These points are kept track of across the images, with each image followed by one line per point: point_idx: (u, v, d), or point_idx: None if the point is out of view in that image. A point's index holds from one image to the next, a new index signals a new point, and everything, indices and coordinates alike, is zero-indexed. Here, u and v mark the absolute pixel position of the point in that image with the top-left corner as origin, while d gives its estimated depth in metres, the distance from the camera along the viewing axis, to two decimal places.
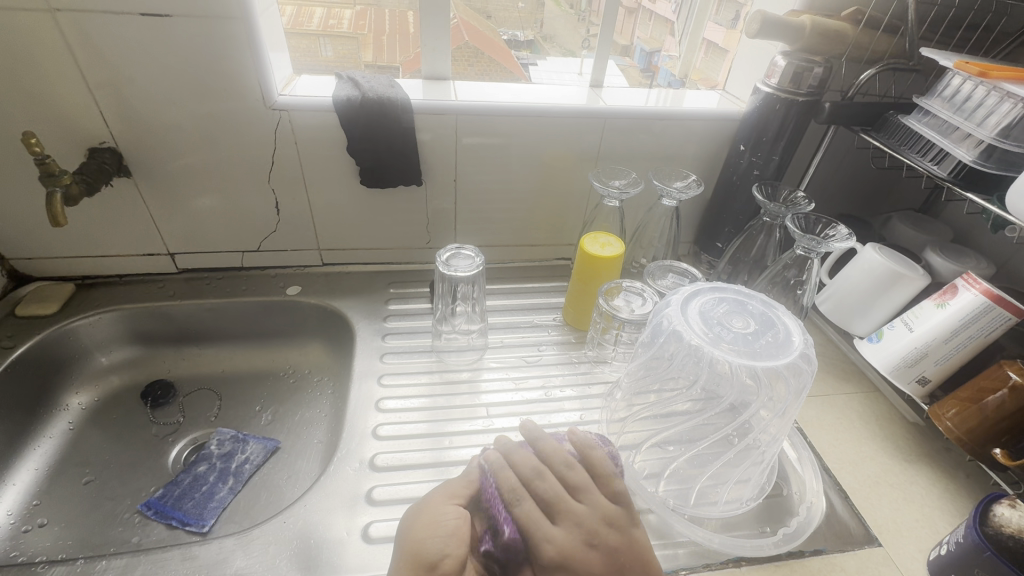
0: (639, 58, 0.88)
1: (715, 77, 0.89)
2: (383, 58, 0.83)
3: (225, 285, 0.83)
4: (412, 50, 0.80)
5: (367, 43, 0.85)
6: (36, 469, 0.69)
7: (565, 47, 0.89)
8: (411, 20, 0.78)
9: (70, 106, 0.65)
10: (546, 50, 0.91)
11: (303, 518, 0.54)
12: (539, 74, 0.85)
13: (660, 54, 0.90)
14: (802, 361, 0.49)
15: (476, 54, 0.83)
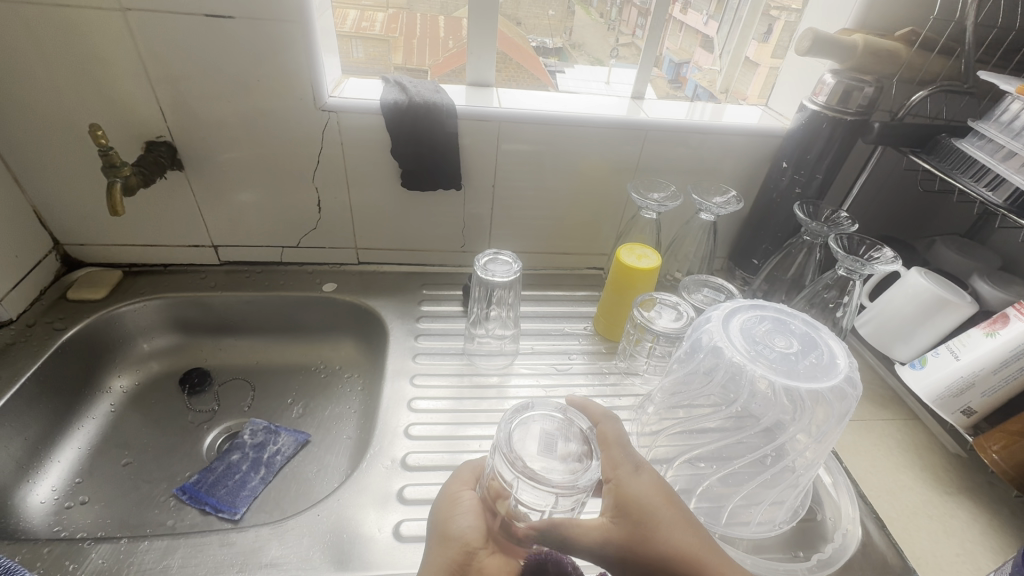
0: (668, 69, 0.87)
1: (746, 90, 0.89)
2: (412, 61, 0.83)
3: (264, 278, 0.85)
4: (443, 54, 0.82)
5: (398, 46, 0.83)
6: (79, 448, 0.71)
7: (593, 55, 0.89)
8: (444, 25, 0.82)
9: (131, 101, 0.68)
10: (574, 59, 0.89)
11: (336, 512, 0.55)
12: (567, 82, 0.86)
13: (689, 66, 0.89)
14: (847, 386, 0.48)
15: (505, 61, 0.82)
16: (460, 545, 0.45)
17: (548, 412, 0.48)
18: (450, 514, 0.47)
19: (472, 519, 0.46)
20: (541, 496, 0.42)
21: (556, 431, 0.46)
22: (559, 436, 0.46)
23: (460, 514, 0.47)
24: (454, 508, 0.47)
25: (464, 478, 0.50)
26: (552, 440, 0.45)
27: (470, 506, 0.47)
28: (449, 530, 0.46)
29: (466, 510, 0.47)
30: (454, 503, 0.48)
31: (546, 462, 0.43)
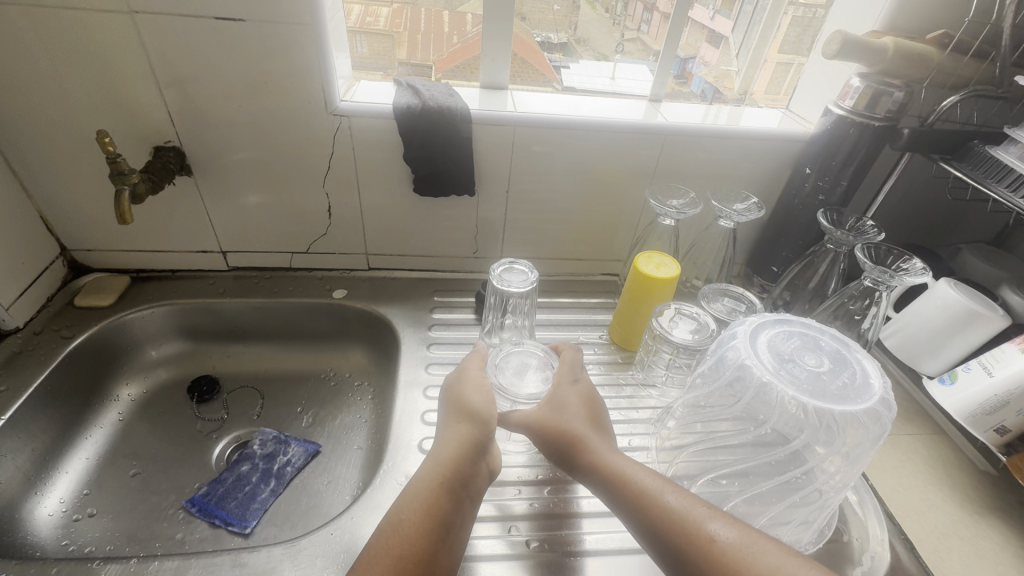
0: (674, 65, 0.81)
1: (753, 86, 0.86)
2: (417, 56, 0.80)
3: (273, 285, 0.84)
4: (447, 50, 0.80)
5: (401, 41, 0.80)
6: (87, 458, 0.70)
7: (598, 51, 0.86)
8: (449, 20, 0.79)
9: (139, 105, 0.66)
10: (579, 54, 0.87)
11: (350, 531, 0.54)
12: (572, 79, 0.84)
13: (694, 61, 0.83)
14: (882, 408, 0.46)
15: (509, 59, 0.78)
16: (477, 414, 0.55)
17: (530, 347, 0.65)
18: (463, 389, 0.58)
19: (487, 399, 0.57)
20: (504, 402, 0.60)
21: (532, 360, 0.64)
22: (532, 365, 0.64)
23: (475, 391, 0.58)
24: (474, 390, 0.57)
25: (475, 361, 0.62)
26: (525, 364, 0.64)
27: (485, 387, 0.58)
28: (467, 407, 0.56)
29: (477, 389, 0.58)
30: (473, 383, 0.58)
31: (515, 381, 0.61)
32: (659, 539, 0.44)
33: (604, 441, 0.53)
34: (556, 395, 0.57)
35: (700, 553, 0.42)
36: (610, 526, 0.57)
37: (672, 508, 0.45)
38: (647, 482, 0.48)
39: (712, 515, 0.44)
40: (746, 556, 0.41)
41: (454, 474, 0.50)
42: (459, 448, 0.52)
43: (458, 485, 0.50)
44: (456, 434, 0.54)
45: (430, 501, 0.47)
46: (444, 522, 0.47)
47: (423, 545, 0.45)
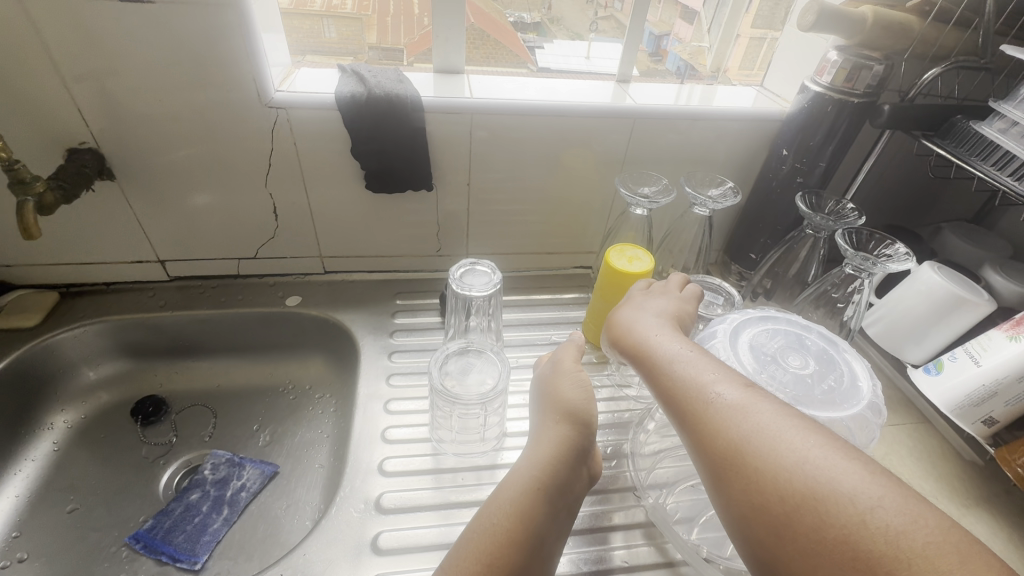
0: (648, 43, 0.77)
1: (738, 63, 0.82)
2: (387, 40, 0.74)
3: (218, 294, 0.78)
4: (417, 32, 0.73)
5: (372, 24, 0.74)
6: (16, 496, 0.64)
7: (572, 30, 0.82)
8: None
9: (44, 103, 0.59)
10: (553, 34, 0.83)
11: (302, 569, 0.49)
12: (547, 58, 0.79)
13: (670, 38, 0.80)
14: (870, 413, 0.43)
15: (483, 36, 0.74)
16: (573, 414, 0.48)
17: (473, 345, 0.60)
18: (558, 378, 0.52)
19: (581, 398, 0.49)
20: (454, 407, 0.54)
21: (475, 357, 0.59)
22: (476, 361, 0.59)
23: (570, 384, 0.51)
24: (571, 387, 0.50)
25: (571, 351, 0.54)
26: (470, 365, 0.58)
27: (579, 383, 0.50)
28: (565, 408, 0.49)
29: (573, 373, 0.52)
30: (569, 379, 0.51)
31: (462, 383, 0.56)
32: (674, 407, 0.42)
33: (660, 326, 0.49)
34: (624, 311, 0.53)
35: (703, 416, 0.39)
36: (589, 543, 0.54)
37: (681, 376, 0.42)
38: (671, 351, 0.45)
39: (719, 380, 0.41)
40: (740, 417, 0.38)
41: (563, 456, 0.46)
42: (563, 429, 0.47)
43: (570, 462, 0.46)
44: (552, 432, 0.48)
45: (523, 509, 0.42)
46: (555, 493, 0.44)
47: (526, 513, 0.42)
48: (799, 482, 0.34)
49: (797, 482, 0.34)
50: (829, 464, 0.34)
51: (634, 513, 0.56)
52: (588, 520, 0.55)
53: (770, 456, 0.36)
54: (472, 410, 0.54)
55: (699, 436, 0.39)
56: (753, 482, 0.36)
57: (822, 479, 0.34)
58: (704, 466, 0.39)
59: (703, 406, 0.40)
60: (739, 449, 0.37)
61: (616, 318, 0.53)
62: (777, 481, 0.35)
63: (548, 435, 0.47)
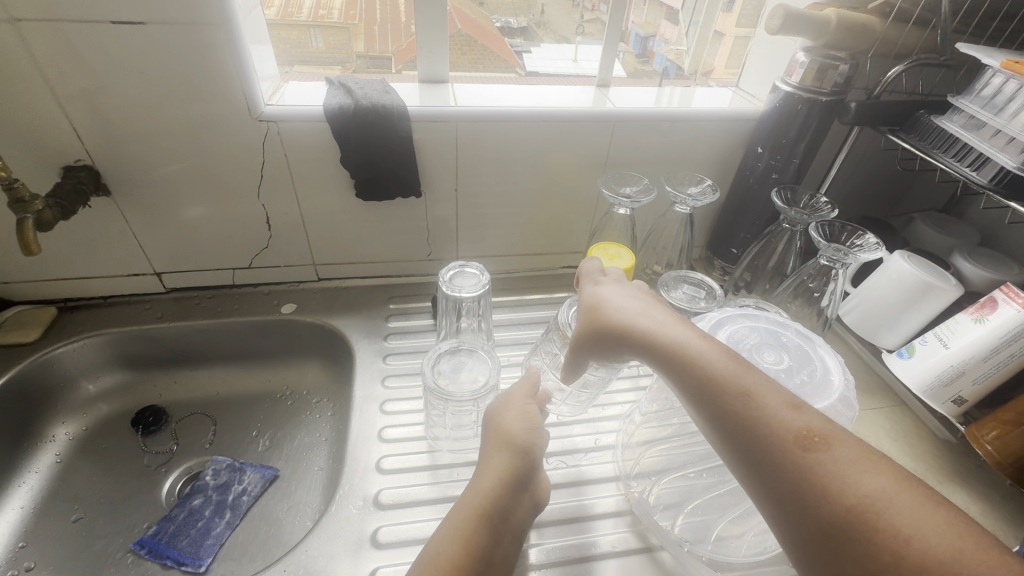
0: (635, 44, 0.83)
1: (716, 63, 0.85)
2: (374, 49, 0.78)
3: (215, 304, 0.79)
4: (404, 40, 0.76)
5: (359, 34, 0.78)
6: (21, 508, 0.65)
7: (559, 34, 0.85)
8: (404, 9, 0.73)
9: (39, 122, 0.60)
10: (540, 39, 0.86)
11: (304, 565, 0.50)
12: (534, 63, 0.83)
13: (655, 40, 0.85)
14: (842, 405, 0.45)
15: (469, 42, 0.76)
16: (513, 446, 0.50)
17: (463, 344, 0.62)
18: (507, 407, 0.53)
19: (524, 430, 0.50)
20: (447, 405, 0.56)
21: (466, 354, 0.61)
22: (468, 359, 0.61)
23: (516, 417, 0.52)
24: (517, 420, 0.51)
25: (524, 389, 0.55)
26: (462, 363, 0.60)
27: (522, 416, 0.52)
28: (509, 439, 0.50)
29: (520, 404, 0.53)
30: (516, 412, 0.52)
31: (456, 381, 0.58)
32: (752, 445, 0.36)
33: (685, 326, 0.45)
34: (615, 304, 0.50)
35: (795, 463, 0.34)
36: (585, 530, 0.55)
37: (759, 404, 0.37)
38: (736, 373, 0.39)
39: (802, 418, 0.36)
40: (847, 472, 0.33)
41: (506, 484, 0.48)
42: (507, 458, 0.49)
43: (513, 489, 0.48)
44: (495, 463, 0.49)
45: (465, 536, 0.45)
46: (498, 518, 0.47)
47: (469, 542, 0.44)
48: (932, 557, 0.29)
49: (928, 556, 0.30)
50: (959, 537, 0.30)
51: (623, 501, 0.59)
52: (581, 508, 0.57)
53: (896, 524, 0.31)
54: (465, 406, 0.56)
55: (789, 486, 0.34)
56: (870, 550, 0.31)
57: (956, 553, 0.29)
58: (792, 518, 0.34)
59: (794, 450, 0.35)
60: (859, 501, 0.32)
61: (613, 312, 0.49)
62: (900, 542, 0.30)
63: (494, 463, 0.49)
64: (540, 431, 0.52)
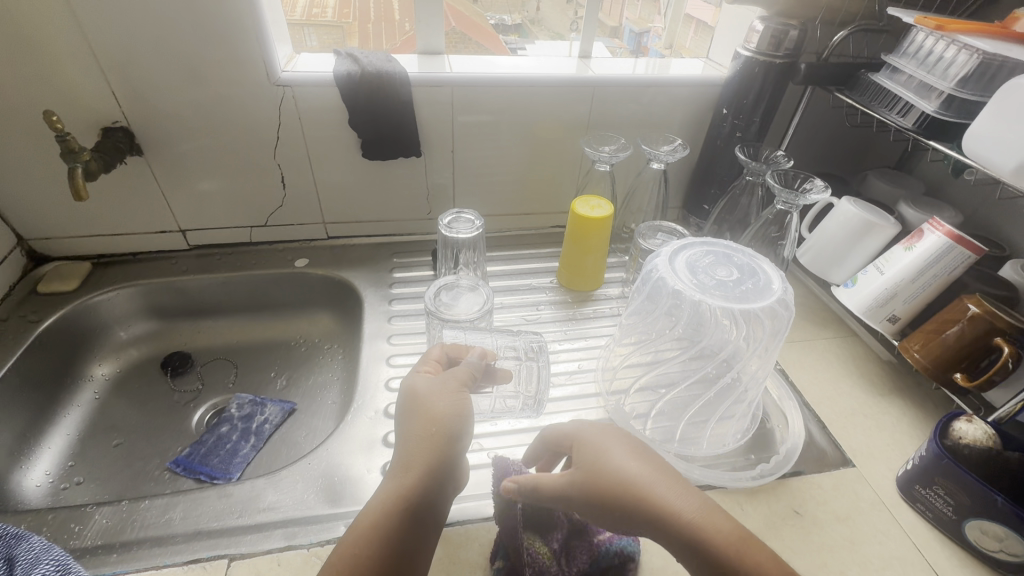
0: (629, 39, 0.96)
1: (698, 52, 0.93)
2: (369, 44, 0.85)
3: (234, 259, 0.87)
4: (401, 38, 0.86)
5: (353, 34, 0.87)
6: (68, 434, 0.73)
7: (554, 31, 0.95)
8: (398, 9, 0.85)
9: (83, 87, 0.68)
10: (534, 35, 0.96)
11: (326, 460, 0.58)
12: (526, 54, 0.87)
13: (648, 36, 0.96)
14: (779, 306, 0.53)
15: (463, 39, 0.87)
16: (440, 432, 0.47)
17: (461, 278, 0.71)
18: (436, 390, 0.51)
19: (458, 416, 0.49)
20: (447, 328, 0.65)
21: (463, 286, 0.70)
22: (463, 289, 0.69)
23: (444, 403, 0.50)
24: (446, 405, 0.49)
25: (457, 375, 0.53)
26: (459, 291, 0.69)
27: (452, 403, 0.50)
28: (438, 426, 0.48)
29: (452, 390, 0.51)
30: (445, 396, 0.50)
31: (455, 307, 0.66)
32: None
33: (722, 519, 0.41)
34: (630, 483, 0.44)
35: None
36: None
37: None
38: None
39: None
40: None
41: (435, 463, 0.46)
42: (429, 441, 0.46)
43: (436, 477, 0.45)
44: (421, 443, 0.46)
45: (383, 518, 0.42)
46: (422, 508, 0.44)
47: (387, 528, 0.42)
48: None
49: None
50: None
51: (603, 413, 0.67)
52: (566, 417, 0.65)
53: None
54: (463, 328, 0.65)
55: None
56: None
57: None
58: None
59: None
60: None
61: (624, 482, 0.44)
62: None
63: (418, 444, 0.46)
64: (468, 412, 0.50)
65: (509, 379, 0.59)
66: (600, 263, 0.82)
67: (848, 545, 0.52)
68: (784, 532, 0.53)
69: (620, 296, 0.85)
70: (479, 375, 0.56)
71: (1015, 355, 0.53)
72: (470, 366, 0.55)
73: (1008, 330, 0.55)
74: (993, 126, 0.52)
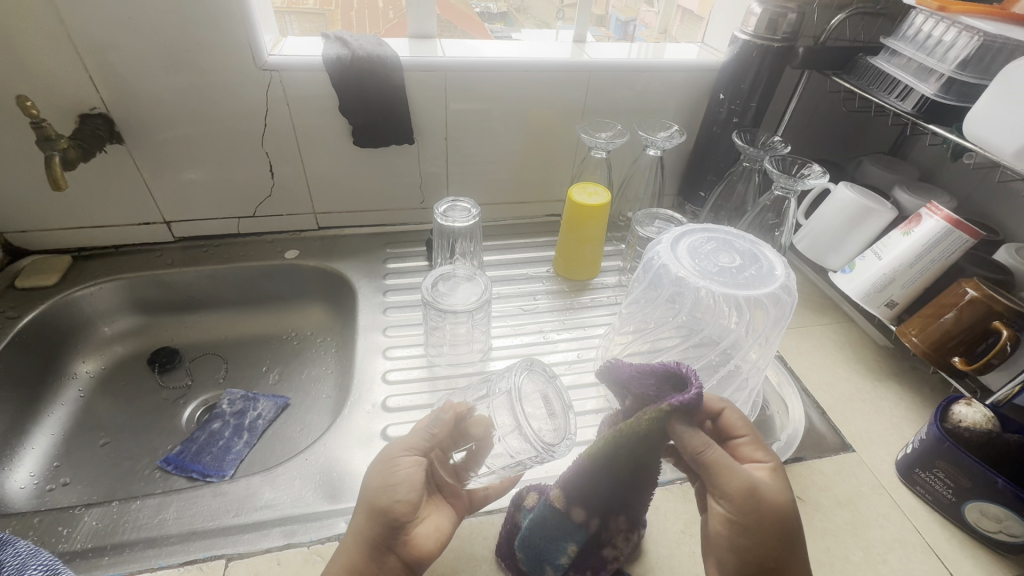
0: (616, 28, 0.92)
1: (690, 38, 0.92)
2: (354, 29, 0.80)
3: (222, 251, 0.84)
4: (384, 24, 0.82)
5: (336, 20, 0.81)
6: (52, 434, 0.71)
7: (540, 20, 0.92)
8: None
9: (59, 73, 0.65)
10: (521, 23, 0.92)
11: (323, 455, 0.57)
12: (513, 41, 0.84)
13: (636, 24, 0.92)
14: (783, 292, 0.52)
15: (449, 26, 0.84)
16: (377, 516, 0.43)
17: (458, 268, 0.70)
18: (381, 462, 0.45)
19: (398, 497, 0.43)
20: (443, 317, 0.64)
21: (461, 275, 0.69)
22: (460, 278, 0.68)
23: (382, 479, 0.44)
24: (386, 481, 0.43)
25: (403, 444, 0.46)
26: (453, 278, 0.68)
27: (395, 481, 0.43)
28: (377, 507, 0.43)
29: (396, 460, 0.45)
30: (389, 470, 0.44)
31: (451, 296, 0.65)
32: None
33: None
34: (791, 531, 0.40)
35: None
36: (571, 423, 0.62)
37: None
38: None
39: None
40: None
41: (365, 548, 0.42)
42: (365, 522, 0.43)
43: (372, 563, 0.42)
44: (357, 526, 0.43)
45: None
46: None
47: None
48: None
49: None
50: None
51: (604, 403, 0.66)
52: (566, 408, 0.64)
53: None
54: (460, 318, 0.64)
55: None
56: None
57: None
58: None
59: None
60: None
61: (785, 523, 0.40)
62: None
63: (356, 525, 0.43)
64: (412, 486, 0.43)
65: (486, 428, 0.48)
66: (598, 252, 0.81)
67: (850, 530, 0.53)
68: None
69: (618, 285, 0.84)
70: (439, 432, 0.47)
71: (1013, 338, 0.54)
72: (427, 428, 0.47)
73: (1006, 313, 0.55)
74: (995, 109, 0.52)
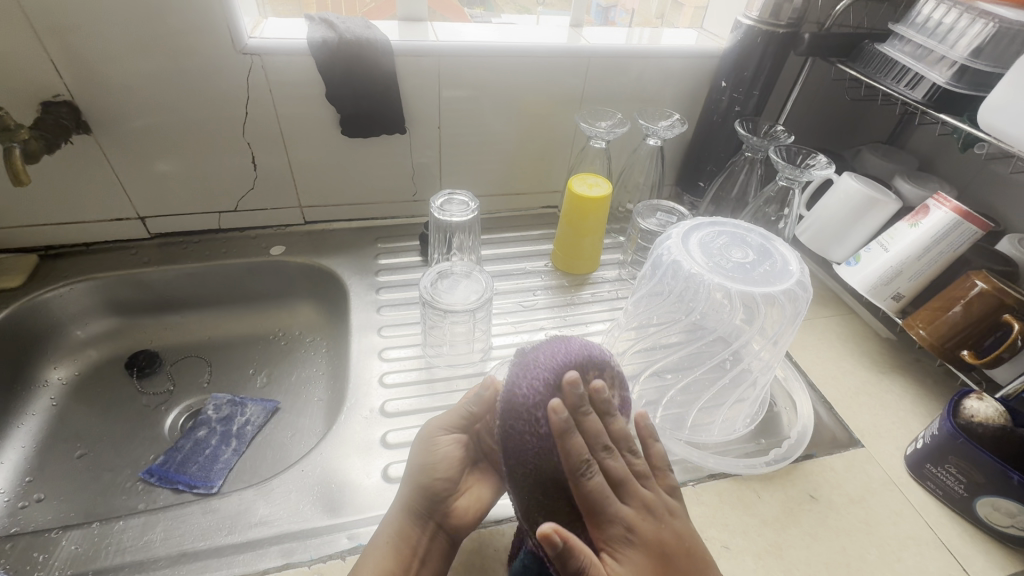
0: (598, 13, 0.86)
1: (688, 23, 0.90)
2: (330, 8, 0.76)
3: (203, 248, 0.80)
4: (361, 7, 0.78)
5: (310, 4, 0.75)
6: (23, 447, 0.66)
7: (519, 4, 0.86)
8: None
9: (16, 57, 0.59)
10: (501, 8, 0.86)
11: (320, 465, 0.54)
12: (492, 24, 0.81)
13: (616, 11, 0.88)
14: (798, 288, 0.51)
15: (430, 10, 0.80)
16: (423, 488, 0.47)
17: (457, 264, 0.67)
18: (422, 440, 0.50)
19: (442, 470, 0.48)
20: (441, 316, 0.62)
21: (461, 272, 0.66)
22: (460, 275, 0.65)
23: (425, 456, 0.49)
24: (429, 456, 0.49)
25: (444, 422, 0.51)
26: (450, 273, 0.65)
27: (438, 457, 0.49)
28: (422, 480, 0.48)
29: (435, 440, 0.50)
30: (431, 446, 0.49)
31: (450, 295, 0.62)
32: None
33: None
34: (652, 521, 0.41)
35: None
36: None
37: None
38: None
39: None
40: None
41: (411, 516, 0.46)
42: (409, 495, 0.47)
43: (419, 531, 0.46)
44: (404, 498, 0.48)
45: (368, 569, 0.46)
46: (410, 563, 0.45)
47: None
48: None
49: None
50: None
51: None
52: None
53: None
54: (460, 318, 0.62)
55: None
56: None
57: None
58: None
59: None
60: None
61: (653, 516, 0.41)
62: None
63: (402, 499, 0.48)
64: (449, 460, 0.49)
65: None
66: (597, 245, 0.79)
67: (864, 528, 0.52)
68: (802, 518, 0.52)
69: (618, 279, 0.82)
70: (477, 412, 0.51)
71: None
72: (463, 406, 0.51)
73: (1016, 306, 0.54)
74: (1011, 97, 0.50)
